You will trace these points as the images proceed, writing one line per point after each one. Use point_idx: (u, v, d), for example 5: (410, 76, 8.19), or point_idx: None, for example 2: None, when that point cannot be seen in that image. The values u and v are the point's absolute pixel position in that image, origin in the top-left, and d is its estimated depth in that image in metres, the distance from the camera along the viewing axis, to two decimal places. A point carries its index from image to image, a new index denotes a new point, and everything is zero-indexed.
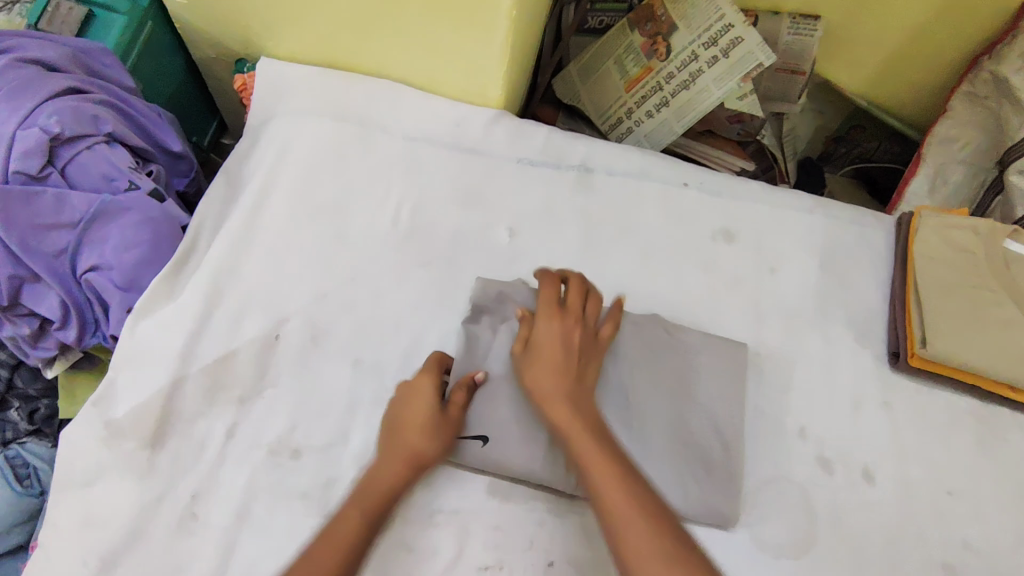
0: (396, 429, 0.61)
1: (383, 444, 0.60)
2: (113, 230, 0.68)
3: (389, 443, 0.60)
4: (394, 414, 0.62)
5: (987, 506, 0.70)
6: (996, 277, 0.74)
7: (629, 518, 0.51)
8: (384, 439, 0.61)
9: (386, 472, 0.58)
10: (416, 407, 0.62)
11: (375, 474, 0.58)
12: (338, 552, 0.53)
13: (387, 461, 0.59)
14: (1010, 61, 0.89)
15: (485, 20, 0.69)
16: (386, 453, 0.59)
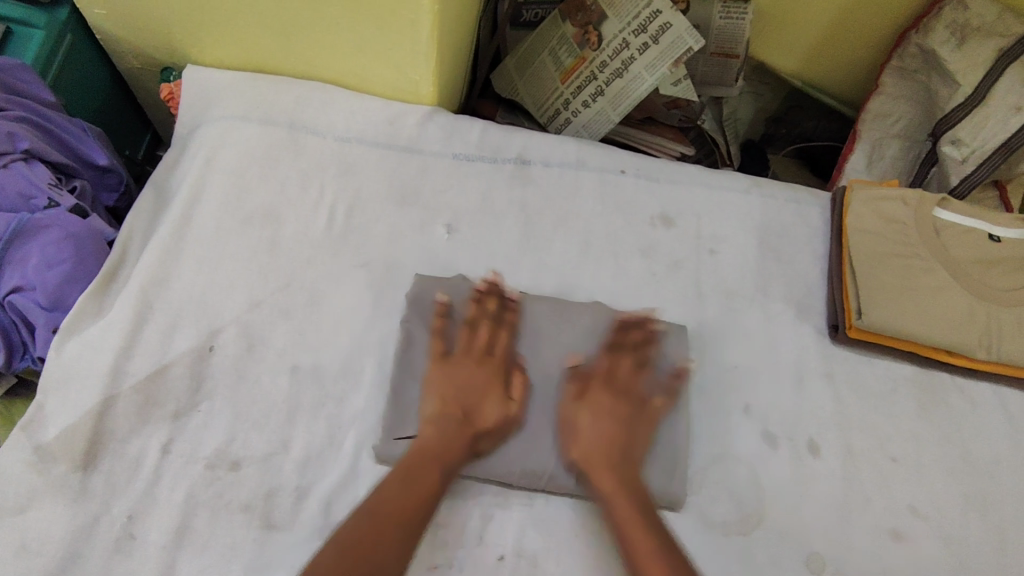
0: (467, 411, 0.63)
1: (448, 419, 0.63)
2: (34, 249, 0.66)
3: (462, 426, 0.63)
4: (476, 393, 0.64)
5: (929, 469, 0.72)
6: (927, 246, 0.76)
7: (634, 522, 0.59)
8: (449, 414, 0.63)
9: (451, 448, 0.61)
10: (487, 397, 0.64)
11: (440, 447, 0.61)
12: (398, 530, 0.55)
13: (450, 438, 0.62)
14: (937, 34, 0.92)
15: (410, 16, 0.69)
16: (451, 431, 0.62)
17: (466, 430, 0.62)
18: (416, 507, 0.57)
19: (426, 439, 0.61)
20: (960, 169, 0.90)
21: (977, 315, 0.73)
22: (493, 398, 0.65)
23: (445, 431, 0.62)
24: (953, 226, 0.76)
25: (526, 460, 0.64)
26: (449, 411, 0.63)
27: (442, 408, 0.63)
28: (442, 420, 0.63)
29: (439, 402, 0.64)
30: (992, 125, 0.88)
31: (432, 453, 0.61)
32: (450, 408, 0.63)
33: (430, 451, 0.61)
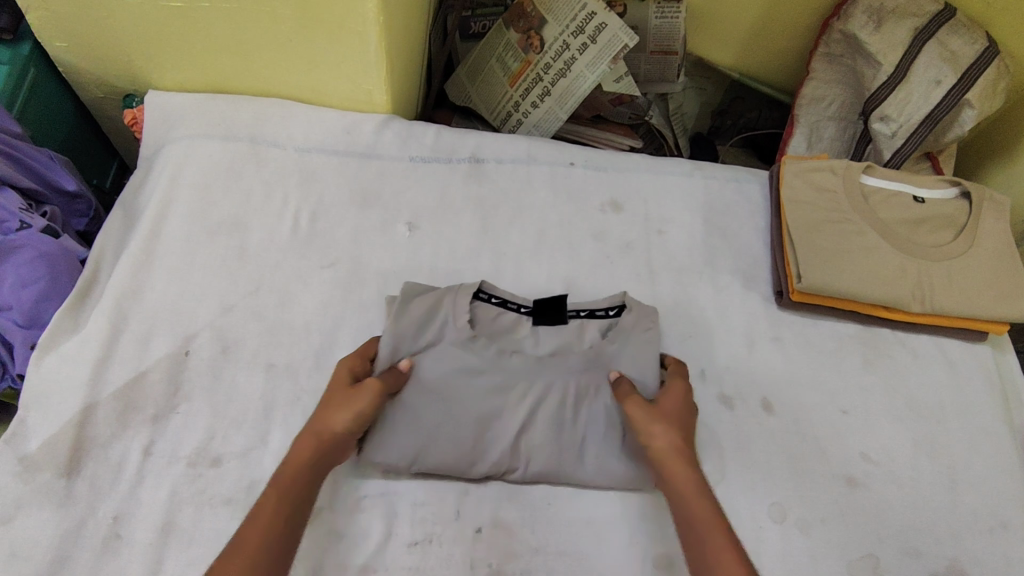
0: (318, 432, 0.60)
1: (306, 442, 0.60)
2: (9, 269, 0.69)
3: (317, 447, 0.60)
4: (319, 415, 0.62)
5: (879, 418, 0.76)
6: (859, 210, 0.81)
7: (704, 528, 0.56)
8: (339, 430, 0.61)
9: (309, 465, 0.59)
10: (339, 414, 0.61)
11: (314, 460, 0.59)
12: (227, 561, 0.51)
13: (315, 459, 0.59)
14: (855, 19, 0.97)
15: (357, 29, 0.73)
16: (314, 453, 0.59)
17: (317, 448, 0.60)
18: (271, 523, 0.54)
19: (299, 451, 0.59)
20: (892, 143, 0.98)
21: (909, 271, 0.79)
22: (344, 414, 0.61)
23: (301, 447, 0.59)
24: (880, 191, 0.83)
25: (488, 454, 0.66)
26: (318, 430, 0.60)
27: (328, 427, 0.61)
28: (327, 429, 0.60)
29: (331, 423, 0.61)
30: (916, 101, 0.95)
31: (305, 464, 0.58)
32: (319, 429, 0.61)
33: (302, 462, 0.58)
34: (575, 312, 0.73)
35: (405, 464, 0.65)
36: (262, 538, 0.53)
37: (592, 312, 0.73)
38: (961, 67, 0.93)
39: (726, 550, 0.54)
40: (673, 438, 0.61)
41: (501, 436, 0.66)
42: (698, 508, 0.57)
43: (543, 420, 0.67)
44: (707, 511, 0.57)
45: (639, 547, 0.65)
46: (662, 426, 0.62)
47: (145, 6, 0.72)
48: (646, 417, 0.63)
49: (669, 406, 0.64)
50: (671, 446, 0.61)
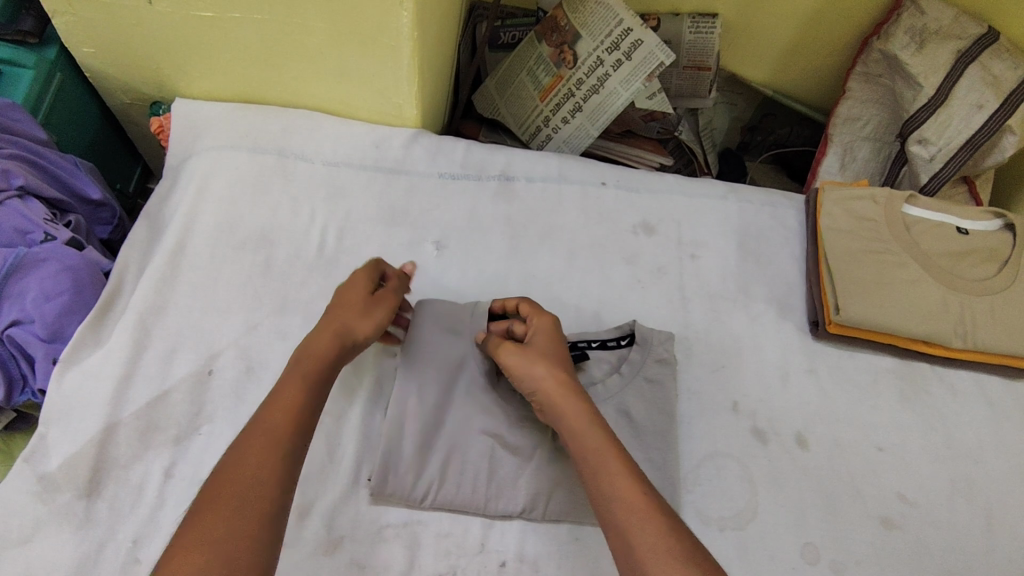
0: (337, 330, 0.61)
1: (323, 339, 0.60)
2: (32, 282, 0.67)
3: (337, 347, 0.60)
4: (341, 314, 0.62)
5: (917, 456, 0.74)
6: (899, 241, 0.79)
7: (596, 455, 0.55)
8: (309, 394, 0.56)
9: (291, 438, 0.53)
10: (364, 322, 0.62)
11: (296, 426, 0.54)
12: (261, 452, 0.52)
13: (322, 368, 0.58)
14: (897, 39, 0.95)
15: (390, 44, 0.71)
16: (315, 376, 0.58)
17: (335, 346, 0.60)
18: (280, 471, 0.51)
19: (270, 425, 0.53)
20: (930, 167, 0.94)
21: (951, 304, 0.77)
22: (369, 325, 0.62)
23: (271, 424, 0.53)
24: (921, 221, 0.81)
25: (509, 489, 0.64)
26: (283, 398, 0.55)
27: (291, 388, 0.56)
28: (299, 393, 0.56)
29: (289, 387, 0.56)
30: (956, 124, 0.92)
31: (281, 439, 0.53)
32: (302, 372, 0.57)
33: (277, 438, 0.53)
34: (587, 342, 0.71)
35: (418, 497, 0.63)
36: (285, 443, 0.53)
37: (603, 343, 0.71)
38: (1003, 92, 0.90)
39: (617, 475, 0.53)
40: (556, 374, 0.60)
41: (520, 472, 0.65)
42: (582, 438, 0.56)
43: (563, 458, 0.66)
44: (596, 438, 0.56)
45: None
46: (535, 359, 0.62)
47: (176, 14, 0.70)
48: (523, 360, 0.62)
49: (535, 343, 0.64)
50: (558, 389, 0.60)
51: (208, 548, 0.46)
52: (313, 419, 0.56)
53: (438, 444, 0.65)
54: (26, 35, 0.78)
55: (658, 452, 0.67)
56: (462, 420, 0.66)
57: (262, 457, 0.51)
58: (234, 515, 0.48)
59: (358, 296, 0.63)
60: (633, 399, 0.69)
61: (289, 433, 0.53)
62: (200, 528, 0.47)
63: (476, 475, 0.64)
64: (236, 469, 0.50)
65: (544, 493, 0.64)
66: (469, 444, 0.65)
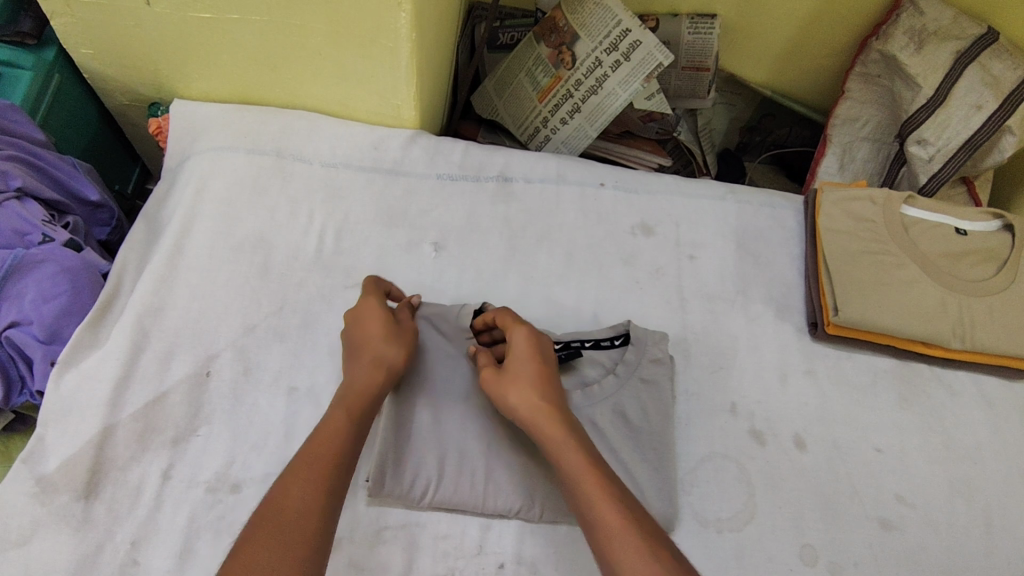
0: (377, 362, 0.61)
1: (364, 373, 0.61)
2: (30, 283, 0.67)
3: (381, 377, 0.61)
4: (370, 345, 0.62)
5: (915, 457, 0.74)
6: (898, 242, 0.79)
7: (577, 473, 0.54)
8: (355, 421, 0.57)
9: (338, 463, 0.54)
10: (394, 348, 0.63)
11: (343, 451, 0.55)
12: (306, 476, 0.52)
13: (369, 398, 0.59)
14: (895, 40, 0.95)
15: (388, 44, 0.71)
16: (357, 405, 0.58)
17: (381, 378, 0.61)
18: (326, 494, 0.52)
19: (319, 449, 0.54)
20: (928, 168, 0.94)
21: (949, 305, 0.77)
22: (399, 349, 0.63)
23: (320, 448, 0.54)
24: (920, 221, 0.81)
25: (507, 491, 0.64)
26: (330, 425, 0.56)
27: (338, 416, 0.57)
28: (346, 419, 0.57)
29: (333, 415, 0.57)
30: (955, 124, 0.92)
31: (329, 463, 0.53)
32: (344, 403, 0.58)
33: (327, 461, 0.53)
34: (581, 343, 0.71)
35: (416, 497, 0.63)
36: (330, 468, 0.53)
37: (597, 342, 0.71)
38: (1003, 92, 0.90)
39: (598, 494, 0.53)
40: (532, 400, 0.59)
41: (519, 473, 0.64)
42: (565, 457, 0.56)
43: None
44: (580, 461, 0.55)
45: None
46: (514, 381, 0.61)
47: (174, 15, 0.70)
48: (497, 388, 0.61)
49: (515, 362, 0.62)
50: (535, 411, 0.58)
51: (255, 570, 0.46)
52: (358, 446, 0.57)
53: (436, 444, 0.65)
54: (25, 35, 0.78)
55: (655, 452, 0.67)
56: (458, 419, 0.66)
57: (308, 479, 0.52)
58: (285, 533, 0.48)
59: (378, 327, 0.64)
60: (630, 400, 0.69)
61: (333, 457, 0.54)
62: (253, 544, 0.47)
63: (473, 477, 0.64)
64: (287, 490, 0.51)
65: (541, 494, 0.64)
66: (467, 444, 0.65)
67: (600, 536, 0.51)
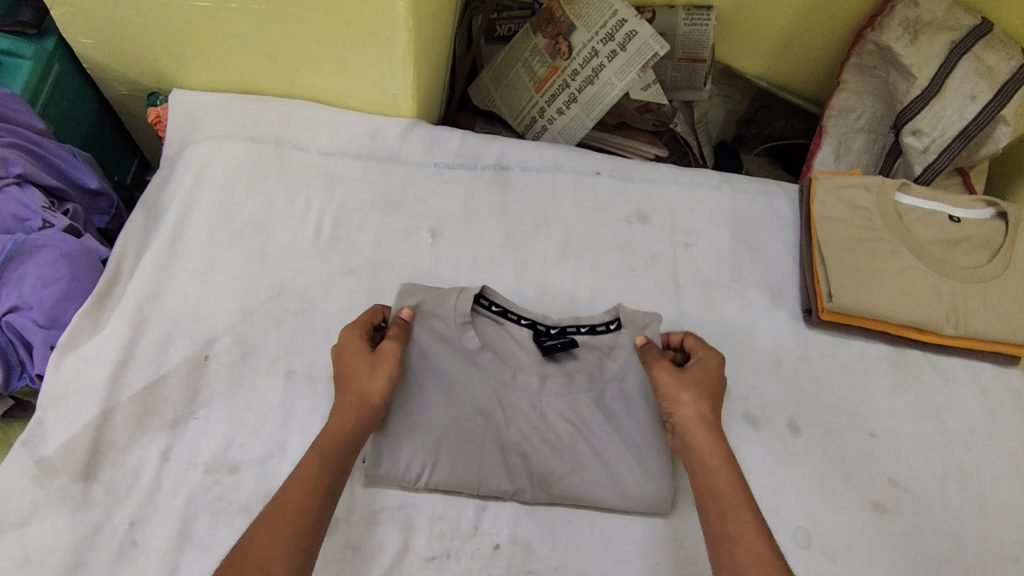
0: (355, 401, 0.61)
1: (343, 413, 0.61)
2: (30, 268, 0.68)
3: (358, 415, 0.60)
4: (350, 384, 0.62)
5: (909, 441, 0.74)
6: (891, 229, 0.79)
7: (713, 467, 0.59)
8: (326, 472, 0.57)
9: (305, 514, 0.54)
10: (371, 382, 0.62)
11: (310, 506, 0.54)
12: (271, 527, 0.52)
13: (344, 444, 0.59)
14: (891, 31, 0.95)
15: (385, 33, 0.72)
16: (332, 446, 0.58)
17: (357, 417, 0.60)
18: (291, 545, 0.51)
19: (287, 504, 0.54)
20: (923, 158, 0.94)
21: (943, 291, 0.77)
22: (375, 381, 0.62)
23: (286, 503, 0.54)
24: (913, 209, 0.81)
25: (500, 474, 0.64)
26: (300, 476, 0.56)
27: (308, 467, 0.56)
28: (317, 469, 0.56)
29: (305, 464, 0.57)
30: (949, 115, 0.92)
31: (294, 519, 0.53)
32: (318, 448, 0.58)
33: (291, 517, 0.53)
34: (577, 328, 0.71)
35: (412, 481, 0.64)
36: (296, 521, 0.53)
37: (593, 328, 0.71)
38: (997, 83, 0.91)
39: (733, 489, 0.58)
40: (703, 405, 0.63)
41: (513, 458, 0.65)
42: (704, 453, 0.60)
43: (557, 443, 0.65)
44: (721, 459, 0.60)
45: (661, 568, 0.64)
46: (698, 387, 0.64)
47: (172, 5, 0.71)
48: (670, 382, 0.64)
49: (701, 374, 0.65)
50: (691, 414, 0.62)
51: None
52: (327, 500, 0.56)
53: (430, 432, 0.64)
54: (24, 25, 0.79)
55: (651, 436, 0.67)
56: (453, 406, 0.65)
57: (272, 532, 0.52)
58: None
59: (356, 362, 0.63)
60: (631, 389, 0.67)
61: (297, 511, 0.54)
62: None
63: (465, 462, 0.64)
64: (249, 548, 0.51)
65: (535, 477, 0.65)
66: (461, 432, 0.64)
67: (727, 526, 0.56)
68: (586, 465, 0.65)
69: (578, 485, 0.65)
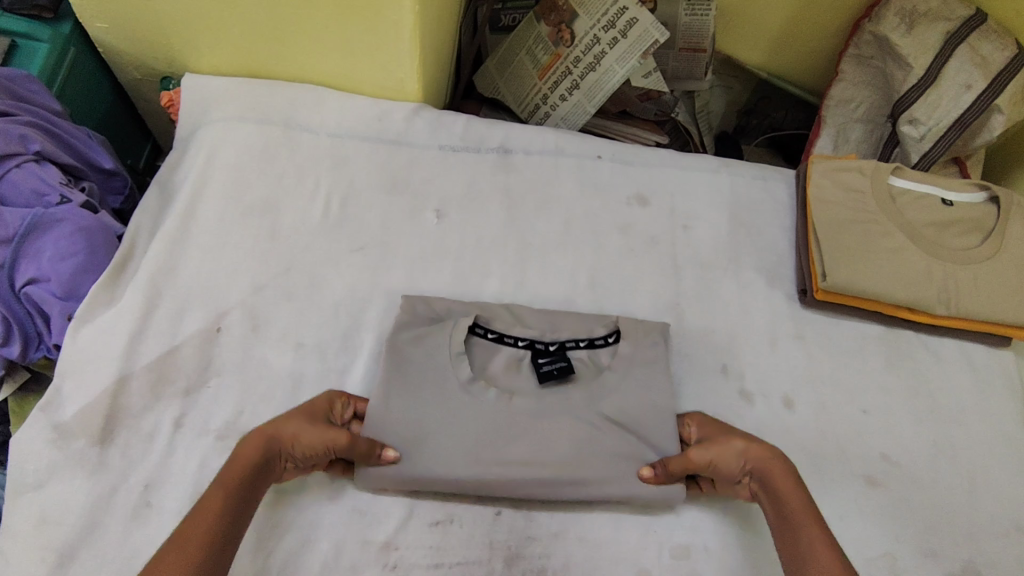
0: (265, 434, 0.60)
1: (251, 442, 0.59)
2: (48, 241, 0.70)
3: (259, 451, 0.59)
4: (278, 420, 0.62)
5: (901, 419, 0.76)
6: (885, 212, 0.81)
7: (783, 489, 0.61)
8: (230, 502, 0.55)
9: (206, 545, 0.52)
10: (291, 427, 0.60)
11: (214, 535, 0.53)
12: (176, 553, 0.51)
13: (244, 481, 0.57)
14: (887, 22, 0.97)
15: (392, 16, 0.73)
16: (233, 478, 0.57)
17: (257, 453, 0.59)
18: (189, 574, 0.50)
19: (191, 533, 0.52)
20: (919, 146, 0.96)
21: (935, 272, 0.79)
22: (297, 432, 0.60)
23: (191, 531, 0.53)
24: (907, 193, 0.83)
25: (503, 446, 0.64)
26: (207, 503, 0.55)
27: (215, 495, 0.55)
28: (223, 499, 0.55)
29: (212, 491, 0.55)
30: (945, 103, 0.94)
31: (195, 547, 0.52)
32: (225, 478, 0.57)
33: (192, 544, 0.52)
34: (575, 343, 0.71)
35: (414, 455, 0.63)
36: (198, 552, 0.52)
37: (592, 342, 0.71)
38: (991, 73, 0.93)
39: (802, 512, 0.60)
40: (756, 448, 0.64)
41: (510, 448, 0.64)
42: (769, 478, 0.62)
43: (556, 430, 0.65)
44: (788, 481, 0.62)
45: (657, 536, 0.66)
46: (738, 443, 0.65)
47: None
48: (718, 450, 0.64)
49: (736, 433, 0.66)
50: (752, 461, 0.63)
51: None
52: (232, 533, 0.54)
53: (428, 422, 0.64)
54: (42, 9, 0.81)
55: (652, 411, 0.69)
56: (453, 396, 0.65)
57: (170, 561, 0.50)
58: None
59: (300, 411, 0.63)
60: (633, 373, 0.69)
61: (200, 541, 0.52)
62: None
63: (467, 435, 0.64)
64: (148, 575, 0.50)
65: (539, 448, 0.64)
66: (461, 425, 0.64)
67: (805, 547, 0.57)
68: (588, 446, 0.65)
69: (576, 473, 0.64)
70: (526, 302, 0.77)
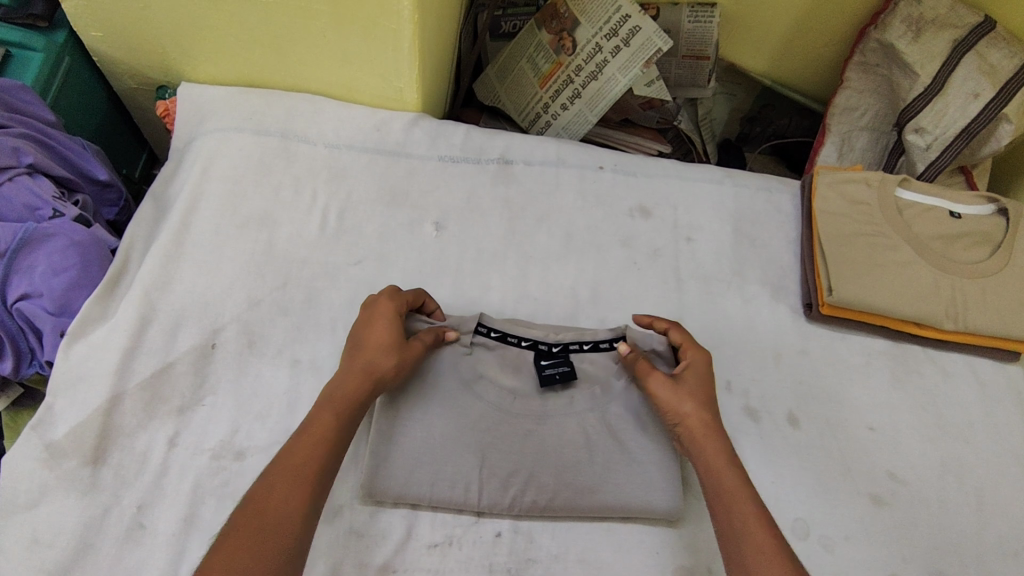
0: (366, 369, 0.60)
1: (354, 378, 0.60)
2: (41, 256, 0.69)
3: (366, 385, 0.60)
4: (367, 352, 0.62)
5: (909, 437, 0.75)
6: (892, 224, 0.80)
7: (710, 454, 0.59)
8: (337, 425, 0.56)
9: (320, 462, 0.54)
10: (387, 357, 0.62)
11: (322, 457, 0.54)
12: (295, 471, 0.52)
13: (356, 408, 0.58)
14: (893, 29, 0.96)
15: (389, 25, 0.72)
16: (342, 410, 0.57)
17: (363, 387, 0.60)
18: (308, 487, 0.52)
19: (302, 452, 0.54)
20: (926, 156, 0.95)
21: (943, 287, 0.78)
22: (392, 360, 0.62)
23: (299, 453, 0.53)
24: (914, 205, 0.82)
25: (503, 464, 0.64)
26: (313, 430, 0.55)
27: (322, 419, 0.56)
28: (330, 421, 0.56)
29: (320, 416, 0.57)
30: (953, 112, 0.92)
31: (311, 469, 0.53)
32: (333, 406, 0.57)
33: (307, 466, 0.53)
34: (578, 345, 0.70)
35: (413, 477, 0.62)
36: (315, 466, 0.53)
37: (596, 344, 0.70)
38: (1000, 81, 0.90)
39: (728, 476, 0.57)
40: (699, 413, 0.62)
41: (510, 464, 0.64)
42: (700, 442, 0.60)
43: (557, 456, 0.65)
44: (714, 448, 0.60)
45: (659, 558, 0.64)
46: (690, 403, 0.62)
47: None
48: (667, 392, 0.63)
49: (694, 384, 0.64)
50: (695, 418, 0.62)
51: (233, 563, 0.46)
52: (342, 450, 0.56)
53: (429, 441, 0.64)
54: (37, 18, 0.80)
55: (661, 433, 0.67)
56: (454, 424, 0.64)
57: (288, 477, 0.52)
58: (259, 537, 0.48)
59: (375, 336, 0.63)
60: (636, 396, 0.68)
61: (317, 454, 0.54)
62: (221, 552, 0.47)
63: (467, 454, 0.63)
64: (266, 494, 0.50)
65: (538, 464, 0.64)
66: (460, 439, 0.64)
67: (728, 509, 0.55)
68: (590, 472, 0.64)
69: (577, 493, 0.64)
70: (526, 316, 0.76)
